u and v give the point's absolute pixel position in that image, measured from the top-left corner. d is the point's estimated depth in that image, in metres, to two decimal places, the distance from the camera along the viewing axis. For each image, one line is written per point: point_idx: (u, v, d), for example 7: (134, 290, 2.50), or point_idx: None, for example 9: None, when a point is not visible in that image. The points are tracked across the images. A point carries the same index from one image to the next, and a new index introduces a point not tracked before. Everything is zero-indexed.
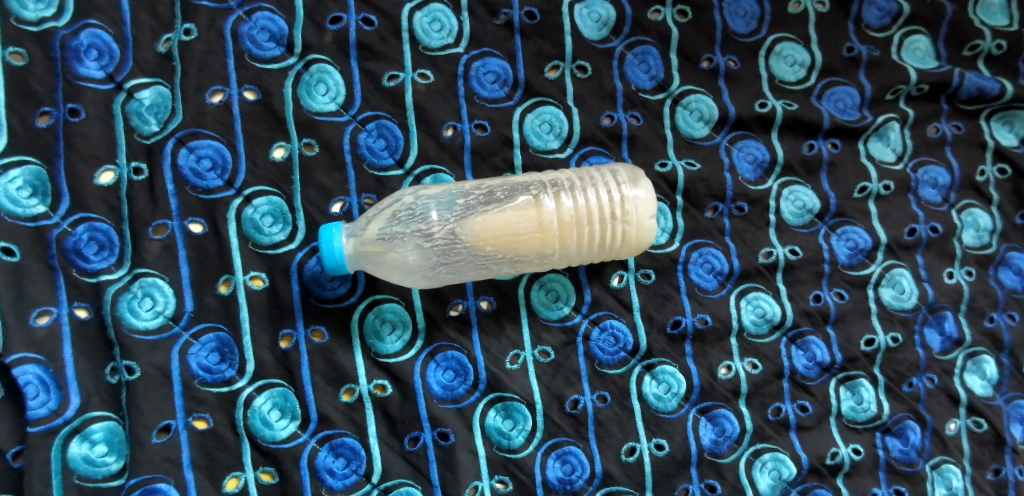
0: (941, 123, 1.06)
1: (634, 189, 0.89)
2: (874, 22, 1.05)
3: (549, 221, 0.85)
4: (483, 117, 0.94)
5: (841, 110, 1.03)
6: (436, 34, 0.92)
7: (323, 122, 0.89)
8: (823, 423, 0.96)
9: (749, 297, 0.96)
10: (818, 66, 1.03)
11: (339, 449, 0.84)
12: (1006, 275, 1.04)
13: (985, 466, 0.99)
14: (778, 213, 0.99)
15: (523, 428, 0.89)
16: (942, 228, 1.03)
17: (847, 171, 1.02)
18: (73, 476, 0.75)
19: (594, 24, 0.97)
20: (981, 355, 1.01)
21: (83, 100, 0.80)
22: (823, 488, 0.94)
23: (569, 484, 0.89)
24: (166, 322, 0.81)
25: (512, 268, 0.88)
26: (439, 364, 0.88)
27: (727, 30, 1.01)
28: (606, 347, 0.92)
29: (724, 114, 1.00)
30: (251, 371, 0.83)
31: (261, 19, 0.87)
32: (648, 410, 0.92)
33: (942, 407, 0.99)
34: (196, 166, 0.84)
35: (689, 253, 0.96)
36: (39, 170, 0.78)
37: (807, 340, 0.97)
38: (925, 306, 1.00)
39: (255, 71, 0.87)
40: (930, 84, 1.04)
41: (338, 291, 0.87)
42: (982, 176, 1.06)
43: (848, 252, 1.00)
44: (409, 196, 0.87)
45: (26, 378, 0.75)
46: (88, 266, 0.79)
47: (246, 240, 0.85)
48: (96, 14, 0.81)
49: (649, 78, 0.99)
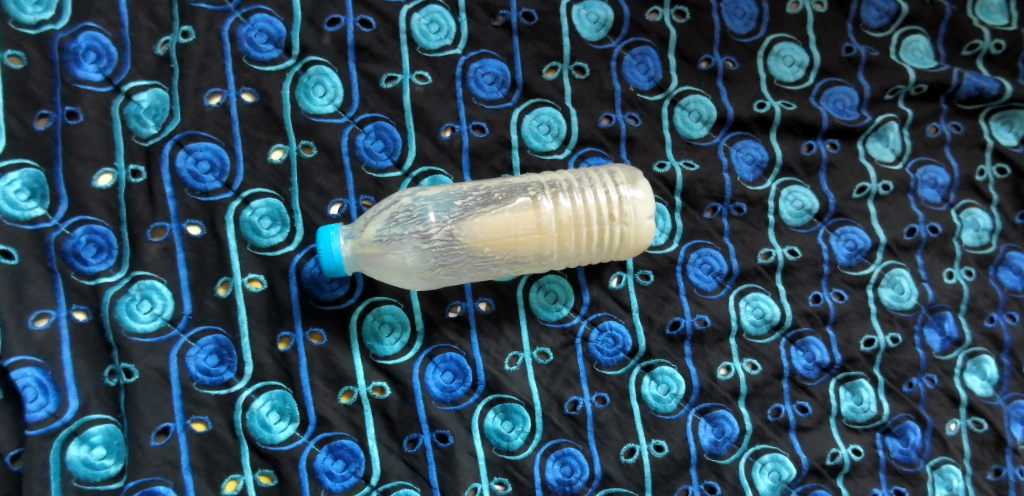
0: (941, 123, 1.06)
1: (632, 189, 0.89)
2: (873, 22, 1.05)
3: (547, 222, 0.85)
4: (481, 118, 0.94)
5: (839, 111, 1.03)
6: (435, 36, 0.93)
7: (322, 124, 0.89)
8: (823, 424, 0.95)
9: (748, 298, 0.96)
10: (817, 66, 1.03)
11: (338, 451, 0.84)
12: (1006, 275, 1.04)
13: (986, 466, 0.99)
14: (777, 213, 0.99)
15: (523, 429, 0.89)
16: (942, 228, 1.03)
17: (846, 171, 1.02)
18: (72, 479, 0.75)
19: (593, 25, 0.97)
20: (981, 355, 1.01)
21: (82, 103, 0.80)
22: (823, 489, 0.93)
23: (569, 485, 0.89)
24: (165, 324, 0.81)
25: (510, 270, 0.88)
26: (438, 365, 0.88)
27: (726, 31, 1.01)
28: (605, 348, 0.92)
29: (723, 114, 1.00)
30: (250, 373, 0.83)
31: (260, 21, 0.87)
32: (648, 411, 0.92)
33: (943, 408, 0.99)
34: (194, 169, 0.84)
35: (689, 253, 0.96)
36: (38, 173, 0.78)
37: (807, 340, 0.96)
38: (924, 306, 1.00)
39: (254, 73, 0.87)
40: (929, 84, 1.04)
41: (337, 293, 0.87)
42: (982, 176, 1.06)
43: (847, 252, 1.00)
44: (408, 198, 0.87)
45: (25, 380, 0.75)
46: (87, 268, 0.79)
47: (245, 242, 0.85)
48: (94, 16, 0.81)
49: (648, 79, 0.99)
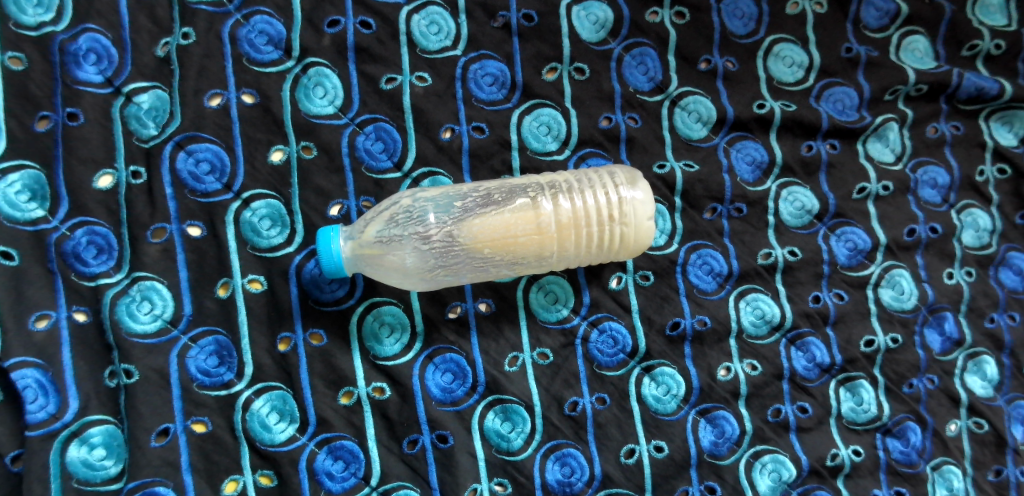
0: (941, 123, 1.06)
1: (632, 190, 0.89)
2: (873, 22, 1.05)
3: (547, 223, 0.86)
4: (481, 119, 0.94)
5: (839, 111, 1.03)
6: (435, 36, 0.93)
7: (322, 125, 0.89)
8: (824, 424, 0.95)
9: (748, 298, 0.96)
10: (817, 66, 1.03)
11: (338, 452, 0.84)
12: (1006, 275, 1.04)
13: (986, 467, 0.99)
14: (777, 214, 0.99)
15: (523, 430, 0.89)
16: (942, 229, 1.03)
17: (846, 172, 1.02)
18: (72, 479, 0.75)
19: (593, 26, 0.97)
20: (981, 356, 1.01)
21: (82, 104, 0.81)
22: (823, 490, 0.93)
23: (569, 486, 0.89)
24: (165, 325, 0.81)
25: (510, 270, 0.88)
26: (438, 366, 0.88)
27: (725, 32, 1.01)
28: (605, 349, 0.92)
29: (723, 115, 1.00)
30: (250, 374, 0.83)
31: (260, 22, 0.87)
32: (648, 411, 0.92)
33: (943, 408, 0.99)
34: (194, 170, 0.84)
35: (689, 254, 0.96)
36: (38, 174, 0.78)
37: (807, 340, 0.96)
38: (925, 306, 1.00)
39: (254, 75, 0.87)
40: (929, 84, 1.04)
41: (337, 294, 0.87)
42: (982, 176, 1.06)
43: (847, 253, 1.00)
44: (407, 199, 0.87)
45: (25, 381, 0.75)
46: (87, 269, 0.79)
47: (245, 243, 0.85)
48: (95, 18, 0.82)
49: (647, 80, 0.99)
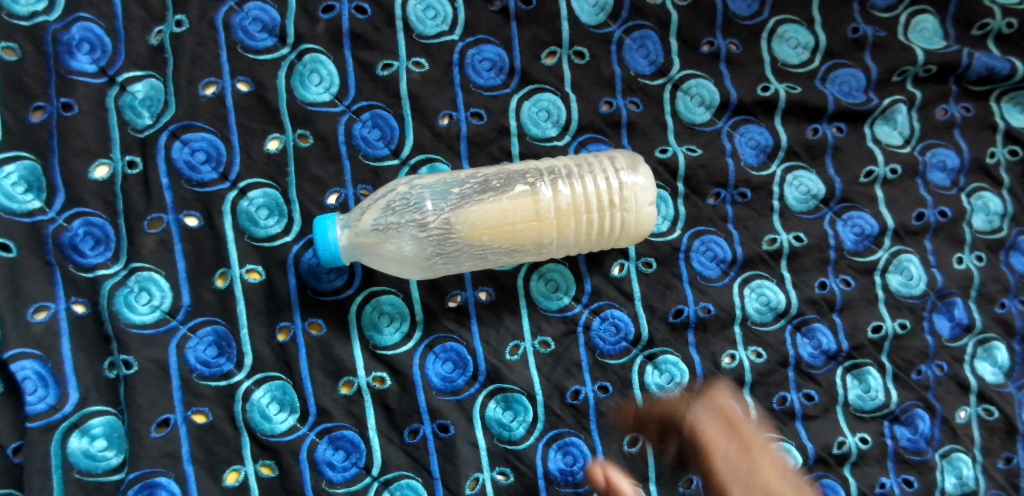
0: (950, 105, 1.04)
1: (632, 175, 0.87)
2: (880, 2, 1.03)
3: (546, 209, 0.84)
4: (479, 105, 0.93)
5: (845, 93, 1.01)
6: (431, 21, 0.91)
7: (318, 113, 0.88)
8: (830, 412, 0.94)
9: (752, 285, 0.95)
10: (822, 48, 1.01)
11: (339, 442, 0.84)
12: (1018, 260, 1.02)
13: (997, 455, 0.97)
14: (782, 199, 0.97)
15: (524, 419, 0.88)
16: (951, 213, 1.01)
17: (852, 155, 1.00)
18: (74, 471, 0.75)
19: (592, 9, 0.96)
20: (991, 342, 0.99)
21: (75, 95, 0.80)
22: (830, 478, 0.92)
23: (572, 475, 0.88)
24: (163, 316, 0.81)
25: (509, 258, 0.87)
26: (438, 355, 0.88)
27: (728, 14, 0.99)
28: (607, 337, 0.91)
29: (726, 99, 0.98)
30: (249, 364, 0.83)
31: (253, 9, 0.86)
32: (651, 400, 0.91)
33: (952, 395, 0.97)
34: (190, 159, 0.83)
35: (691, 240, 0.95)
36: (33, 165, 0.77)
37: (813, 327, 0.95)
38: (934, 292, 0.98)
39: (248, 63, 0.86)
40: (937, 65, 1.02)
41: (335, 284, 0.87)
42: (993, 159, 1.03)
43: (854, 238, 0.98)
44: (404, 186, 0.86)
45: (24, 373, 0.74)
46: (85, 260, 0.79)
47: (242, 233, 0.84)
48: (86, 7, 0.81)
49: (649, 63, 0.97)
